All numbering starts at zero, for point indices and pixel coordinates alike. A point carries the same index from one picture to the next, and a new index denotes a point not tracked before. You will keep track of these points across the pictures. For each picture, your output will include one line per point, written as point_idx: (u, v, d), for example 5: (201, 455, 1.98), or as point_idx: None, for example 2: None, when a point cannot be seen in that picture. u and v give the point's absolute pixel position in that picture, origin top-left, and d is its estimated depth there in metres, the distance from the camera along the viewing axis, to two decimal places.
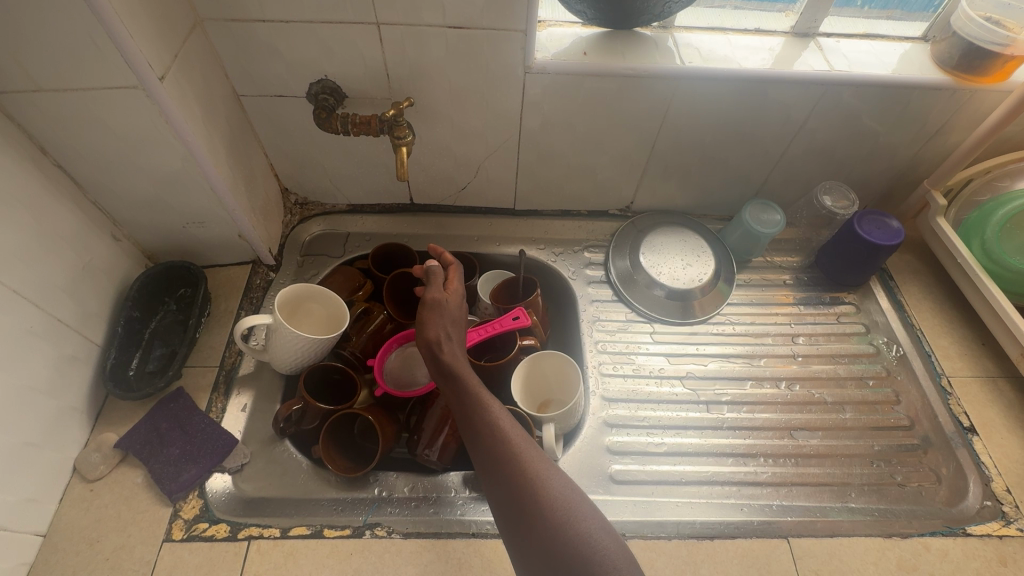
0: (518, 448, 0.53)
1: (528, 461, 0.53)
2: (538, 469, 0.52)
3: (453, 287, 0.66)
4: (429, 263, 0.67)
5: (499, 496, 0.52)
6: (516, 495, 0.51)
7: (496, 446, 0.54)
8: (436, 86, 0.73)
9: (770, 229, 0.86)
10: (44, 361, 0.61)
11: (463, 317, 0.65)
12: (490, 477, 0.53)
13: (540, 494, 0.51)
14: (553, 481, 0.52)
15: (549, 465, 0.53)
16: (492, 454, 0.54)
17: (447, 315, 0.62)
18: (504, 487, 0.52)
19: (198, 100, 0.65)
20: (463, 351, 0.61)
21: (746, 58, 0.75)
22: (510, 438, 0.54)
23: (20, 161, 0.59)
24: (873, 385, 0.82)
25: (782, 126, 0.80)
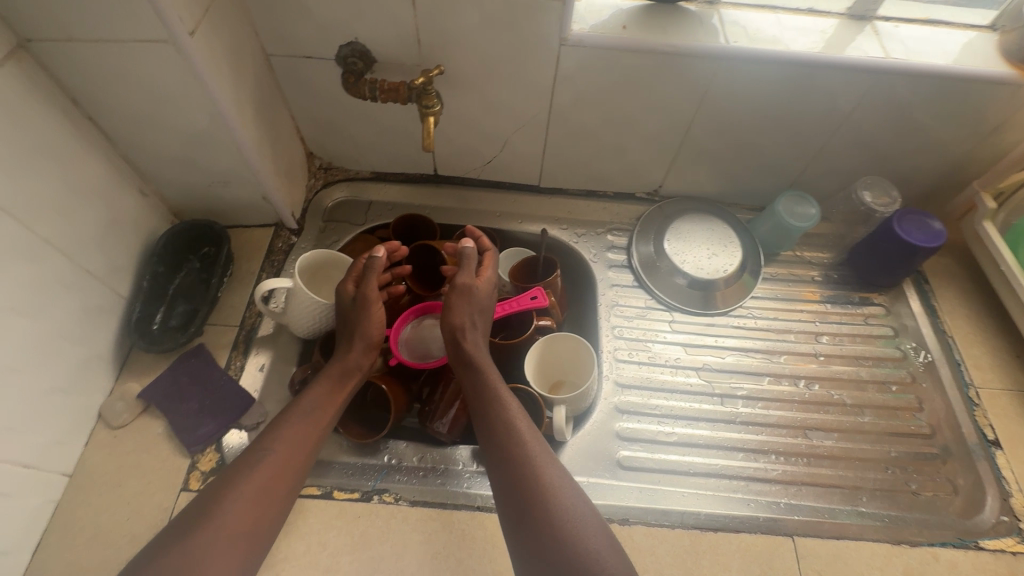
0: (532, 448, 0.57)
1: (541, 463, 0.56)
2: (550, 474, 0.55)
3: (485, 274, 0.69)
4: (466, 247, 0.68)
5: (506, 493, 0.55)
6: (523, 494, 0.54)
7: (511, 442, 0.57)
8: (468, 55, 0.71)
9: (803, 224, 0.83)
10: (73, 310, 0.63)
11: (490, 302, 0.68)
12: (499, 473, 0.56)
13: (547, 496, 0.53)
14: (563, 486, 0.54)
15: (552, 463, 0.56)
16: (506, 451, 0.57)
17: (476, 303, 0.66)
18: (512, 485, 0.55)
19: (228, 58, 0.64)
20: (484, 339, 0.66)
21: (795, 40, 0.71)
22: (526, 438, 0.57)
23: (52, 111, 0.59)
24: (896, 391, 0.80)
25: (827, 115, 0.76)
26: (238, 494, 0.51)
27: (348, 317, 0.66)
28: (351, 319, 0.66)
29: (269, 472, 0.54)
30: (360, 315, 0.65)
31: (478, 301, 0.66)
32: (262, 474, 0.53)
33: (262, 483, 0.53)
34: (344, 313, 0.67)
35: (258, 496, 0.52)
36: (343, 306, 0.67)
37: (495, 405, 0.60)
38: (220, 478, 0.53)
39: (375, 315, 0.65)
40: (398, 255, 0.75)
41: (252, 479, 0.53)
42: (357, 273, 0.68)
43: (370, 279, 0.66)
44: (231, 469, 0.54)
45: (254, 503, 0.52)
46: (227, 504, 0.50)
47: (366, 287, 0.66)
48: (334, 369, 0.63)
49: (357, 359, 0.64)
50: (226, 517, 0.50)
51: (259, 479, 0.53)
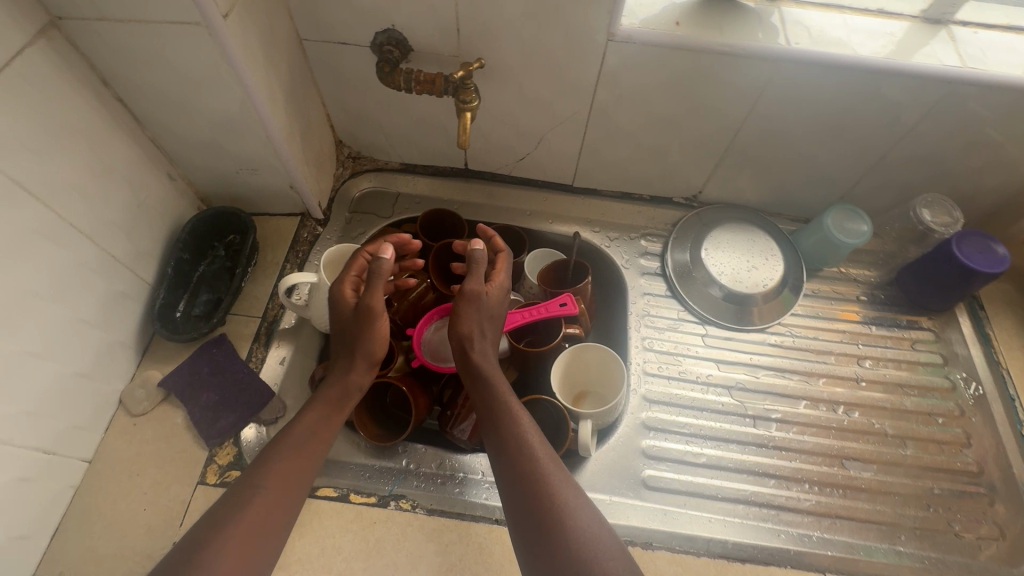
0: (546, 466, 0.54)
1: (556, 482, 0.53)
2: (562, 490, 0.52)
3: (497, 279, 0.65)
4: (477, 248, 0.63)
5: (518, 514, 0.52)
6: (538, 517, 0.50)
7: (524, 460, 0.54)
8: (509, 47, 0.67)
9: (853, 241, 0.78)
10: (97, 295, 0.62)
11: (501, 309, 0.65)
12: (511, 494, 0.53)
13: (564, 517, 0.50)
14: (578, 505, 0.51)
15: (564, 478, 0.54)
16: (518, 471, 0.54)
17: (485, 310, 0.63)
18: (526, 508, 0.52)
19: (261, 42, 0.61)
20: (493, 349, 0.63)
21: (862, 44, 0.66)
22: (540, 455, 0.55)
23: (82, 92, 0.58)
24: (942, 424, 0.75)
25: (888, 127, 0.71)
26: (229, 536, 0.47)
27: (346, 326, 0.62)
28: (353, 328, 0.61)
29: (264, 507, 0.50)
30: (362, 322, 0.61)
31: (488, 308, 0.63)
32: (253, 511, 0.49)
33: (254, 522, 0.49)
34: (343, 322, 0.62)
35: (250, 535, 0.48)
36: (341, 313, 0.63)
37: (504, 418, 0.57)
38: (208, 517, 0.49)
39: (381, 319, 0.61)
40: (408, 248, 0.72)
41: (244, 518, 0.48)
42: (356, 272, 0.64)
43: (374, 281, 0.60)
44: (219, 508, 0.49)
45: (247, 543, 0.47)
46: (216, 550, 0.46)
47: (370, 297, 0.60)
48: (334, 381, 0.61)
49: (358, 379, 0.61)
50: (218, 561, 0.45)
51: (251, 517, 0.49)
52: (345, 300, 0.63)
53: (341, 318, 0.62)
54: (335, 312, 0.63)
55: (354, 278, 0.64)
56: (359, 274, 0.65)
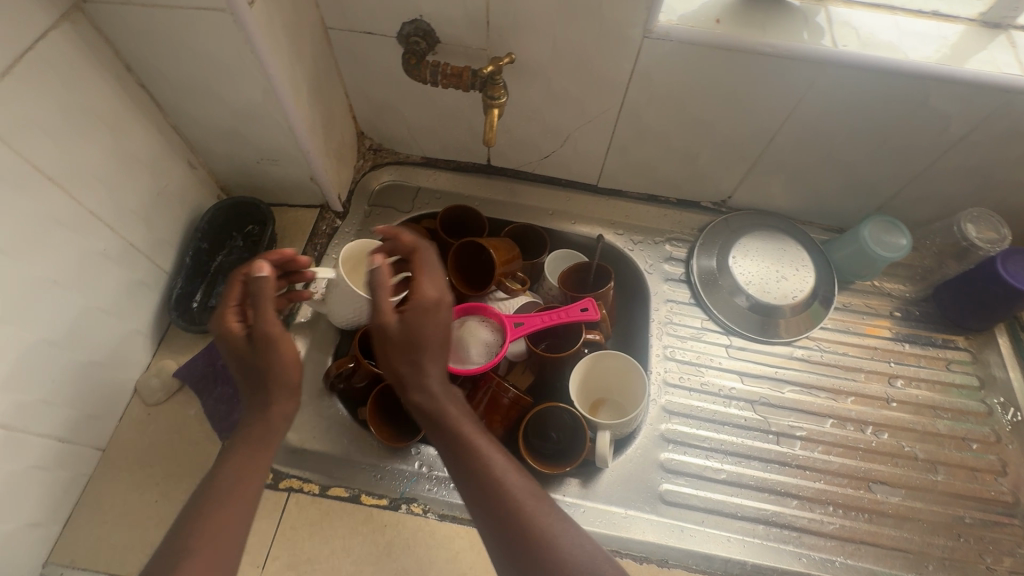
0: (527, 507, 0.48)
1: (539, 524, 0.47)
2: (529, 503, 0.48)
3: (422, 291, 0.53)
4: (376, 264, 0.52)
5: (497, 546, 0.47)
6: (518, 544, 0.46)
7: (499, 505, 0.48)
8: (540, 41, 0.65)
9: (892, 255, 0.75)
10: (115, 284, 0.62)
11: (442, 324, 0.53)
12: (484, 525, 0.48)
13: (547, 548, 0.46)
14: (570, 546, 0.46)
15: (529, 486, 0.49)
16: (496, 519, 0.47)
17: (415, 334, 0.52)
18: (507, 547, 0.47)
19: (286, 30, 0.60)
20: (436, 374, 0.53)
21: (913, 47, 0.62)
22: (516, 496, 0.48)
23: (106, 78, 0.57)
24: (976, 450, 0.73)
25: (936, 139, 0.68)
26: None
27: (248, 359, 0.52)
28: (259, 364, 0.51)
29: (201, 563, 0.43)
30: (265, 353, 0.51)
31: (421, 324, 0.52)
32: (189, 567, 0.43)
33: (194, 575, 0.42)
34: (242, 359, 0.52)
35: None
36: (236, 347, 0.52)
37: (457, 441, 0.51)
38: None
39: (286, 344, 0.51)
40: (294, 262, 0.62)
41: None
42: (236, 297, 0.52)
43: (258, 308, 0.50)
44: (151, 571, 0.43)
45: None
46: None
47: (264, 325, 0.50)
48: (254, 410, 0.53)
49: (280, 412, 0.52)
50: None
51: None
52: (236, 333, 0.52)
53: (239, 352, 0.52)
54: (228, 348, 0.52)
55: (235, 305, 0.53)
56: (244, 298, 0.53)
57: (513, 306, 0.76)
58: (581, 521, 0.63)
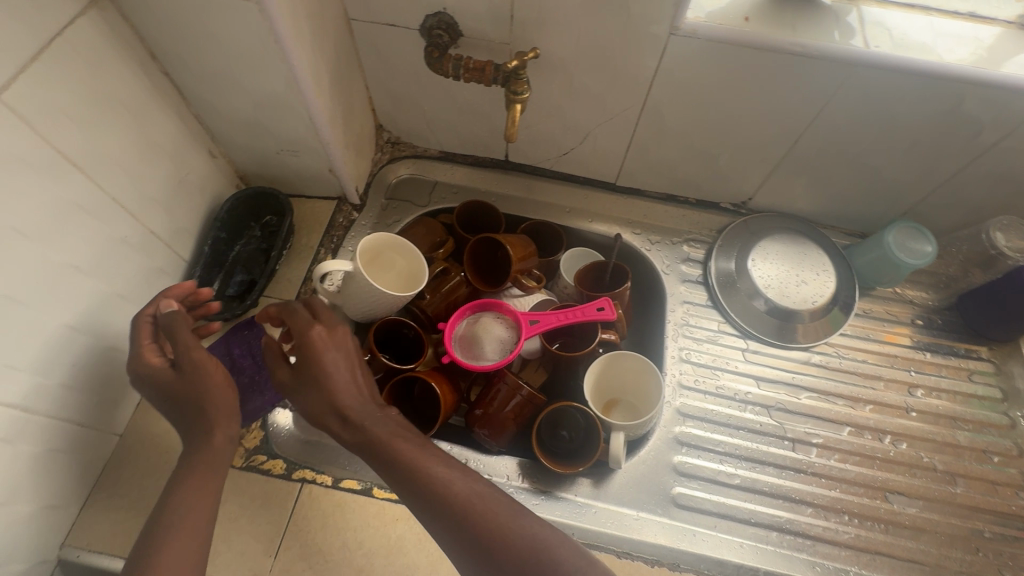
0: (472, 510, 0.48)
1: (498, 529, 0.47)
2: (457, 482, 0.50)
3: (301, 345, 0.55)
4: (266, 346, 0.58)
5: (449, 541, 0.48)
6: (464, 528, 0.47)
7: (444, 507, 0.48)
8: (564, 36, 0.64)
9: (917, 262, 0.73)
10: (135, 271, 0.62)
11: (336, 361, 0.55)
12: (433, 525, 0.49)
13: (486, 519, 0.47)
14: (513, 527, 0.47)
15: (452, 466, 0.52)
16: (436, 508, 0.49)
17: (317, 381, 0.55)
18: (456, 536, 0.47)
19: (309, 21, 0.60)
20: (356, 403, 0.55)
21: (947, 49, 0.61)
22: (464, 506, 0.48)
23: (130, 65, 0.57)
24: (997, 464, 0.72)
25: (967, 145, 0.66)
26: None
27: (173, 391, 0.54)
28: (186, 392, 0.54)
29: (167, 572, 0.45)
30: (195, 375, 0.54)
31: (316, 364, 0.55)
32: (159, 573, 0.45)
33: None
34: (172, 391, 0.54)
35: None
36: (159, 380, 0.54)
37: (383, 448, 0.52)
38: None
39: (212, 365, 0.54)
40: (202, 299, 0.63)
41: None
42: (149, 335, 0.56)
43: (174, 336, 0.54)
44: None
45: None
46: None
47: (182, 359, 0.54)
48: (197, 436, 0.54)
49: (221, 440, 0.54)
50: None
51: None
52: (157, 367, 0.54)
53: (166, 384, 0.54)
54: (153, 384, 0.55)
55: (145, 343, 0.56)
56: (156, 336, 0.57)
57: (528, 303, 0.76)
58: (592, 522, 0.63)
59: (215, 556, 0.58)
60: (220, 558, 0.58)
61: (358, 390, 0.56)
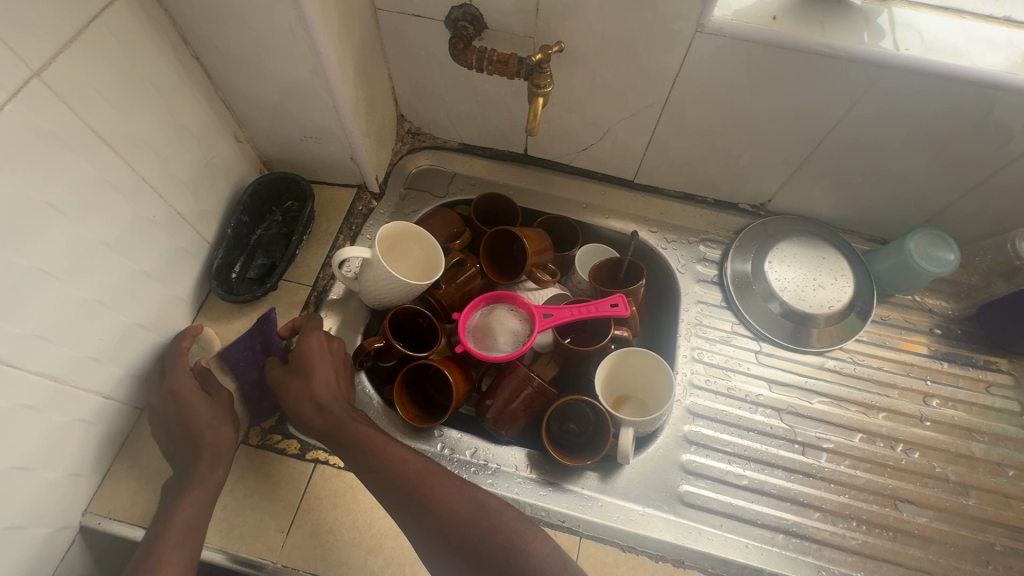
0: (423, 487, 0.54)
1: (440, 500, 0.53)
2: (412, 463, 0.56)
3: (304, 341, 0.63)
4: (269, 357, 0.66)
5: (408, 518, 0.54)
6: (419, 504, 0.53)
7: (400, 486, 0.54)
8: (589, 31, 0.64)
9: (936, 270, 0.72)
10: (161, 251, 0.64)
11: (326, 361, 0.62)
12: (393, 504, 0.54)
13: (436, 496, 0.54)
14: (458, 500, 0.54)
15: (406, 448, 0.57)
16: (393, 488, 0.54)
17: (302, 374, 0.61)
18: (412, 512, 0.53)
19: (337, 9, 0.60)
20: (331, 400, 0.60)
21: (980, 54, 0.59)
22: (417, 483, 0.54)
23: (163, 49, 0.59)
24: (1012, 477, 0.71)
25: (993, 153, 0.65)
26: None
27: (190, 419, 0.60)
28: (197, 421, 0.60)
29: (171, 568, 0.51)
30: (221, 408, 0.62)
31: (306, 358, 0.62)
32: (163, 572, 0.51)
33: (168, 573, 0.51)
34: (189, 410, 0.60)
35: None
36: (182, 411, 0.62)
37: (351, 435, 0.58)
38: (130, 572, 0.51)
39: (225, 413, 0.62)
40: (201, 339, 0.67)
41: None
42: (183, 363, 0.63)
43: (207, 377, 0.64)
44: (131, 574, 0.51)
45: None
46: None
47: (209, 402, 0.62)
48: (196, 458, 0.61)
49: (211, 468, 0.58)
50: None
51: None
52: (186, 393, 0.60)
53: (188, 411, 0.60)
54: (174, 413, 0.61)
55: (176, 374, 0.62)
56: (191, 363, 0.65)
57: (543, 297, 0.77)
58: (598, 516, 0.63)
59: (230, 530, 0.60)
60: (235, 532, 0.60)
61: (338, 390, 0.62)
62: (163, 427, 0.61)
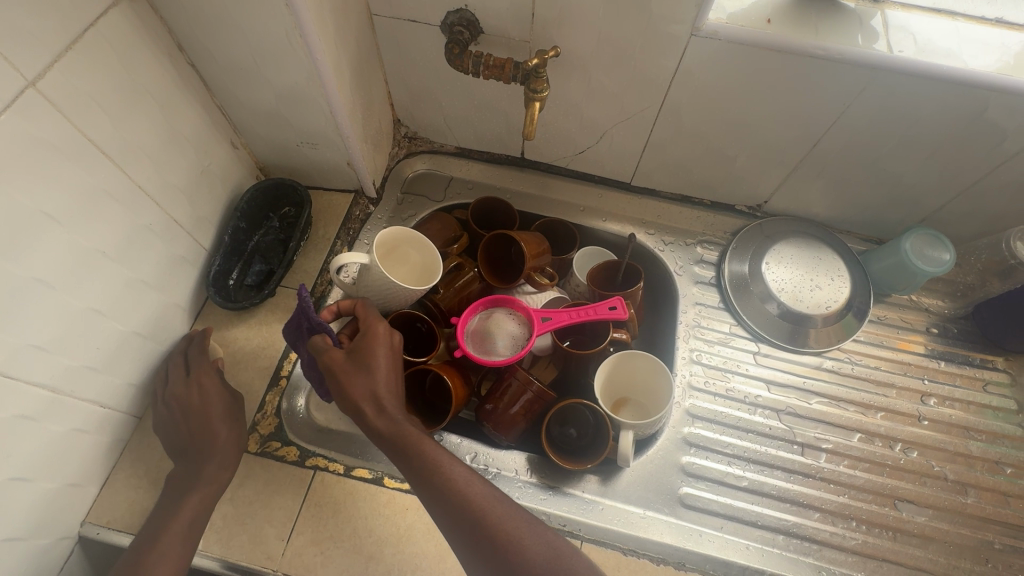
0: (491, 519, 0.50)
1: (508, 536, 0.49)
2: (478, 491, 0.51)
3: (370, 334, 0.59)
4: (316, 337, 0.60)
5: (471, 547, 0.49)
6: (485, 537, 0.49)
7: (465, 514, 0.50)
8: (585, 35, 0.64)
9: (933, 269, 0.72)
10: (158, 258, 0.63)
11: (390, 359, 0.58)
12: (456, 531, 0.50)
13: (503, 531, 0.49)
14: (529, 541, 0.48)
15: (472, 473, 0.53)
16: (459, 514, 0.50)
17: (365, 369, 0.57)
18: (478, 544, 0.49)
19: (333, 15, 0.60)
20: (392, 402, 0.56)
21: (973, 56, 0.60)
22: (482, 513, 0.50)
23: (159, 57, 0.59)
24: (1009, 475, 0.71)
25: (987, 154, 0.66)
26: None
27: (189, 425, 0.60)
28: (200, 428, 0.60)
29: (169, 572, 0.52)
30: (228, 407, 0.63)
31: (369, 355, 0.57)
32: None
33: None
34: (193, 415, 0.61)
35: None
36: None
37: (415, 448, 0.53)
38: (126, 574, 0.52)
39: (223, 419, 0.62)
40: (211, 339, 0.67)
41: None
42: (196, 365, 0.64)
43: (219, 376, 0.65)
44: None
45: None
46: None
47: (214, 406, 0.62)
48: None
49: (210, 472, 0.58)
50: None
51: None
52: (193, 391, 0.62)
53: (193, 411, 0.61)
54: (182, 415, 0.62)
55: (187, 374, 0.64)
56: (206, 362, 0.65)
57: (541, 300, 0.77)
58: (600, 519, 0.63)
59: (230, 538, 0.59)
60: (235, 540, 0.59)
61: (399, 392, 0.58)
62: (164, 436, 0.62)
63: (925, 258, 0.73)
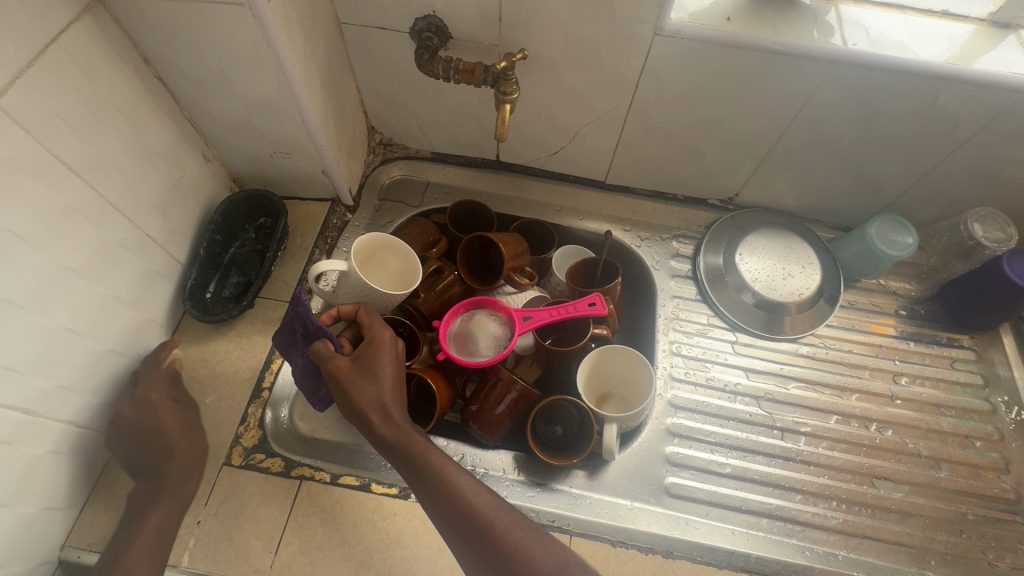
0: (497, 529, 0.51)
1: (515, 545, 0.50)
2: (484, 500, 0.52)
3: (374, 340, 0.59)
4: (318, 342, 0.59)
5: (476, 553, 0.51)
6: (491, 545, 0.50)
7: (471, 522, 0.51)
8: (551, 37, 0.65)
9: (897, 253, 0.75)
10: (131, 274, 0.63)
11: (395, 365, 0.58)
12: (461, 537, 0.52)
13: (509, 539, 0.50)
14: (533, 549, 0.50)
15: (476, 481, 0.54)
16: (466, 522, 0.51)
17: (371, 376, 0.57)
18: (483, 551, 0.50)
19: (301, 24, 0.61)
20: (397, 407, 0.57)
21: (923, 46, 0.63)
22: (488, 524, 0.51)
23: (124, 71, 0.58)
24: (979, 448, 0.74)
25: (941, 140, 0.68)
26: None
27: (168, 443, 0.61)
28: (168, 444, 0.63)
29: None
30: (205, 423, 0.64)
31: (375, 362, 0.57)
32: None
33: None
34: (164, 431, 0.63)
35: None
36: (176, 430, 0.63)
37: (422, 456, 0.54)
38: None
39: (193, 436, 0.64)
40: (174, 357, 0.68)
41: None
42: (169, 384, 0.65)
43: (196, 393, 0.65)
44: None
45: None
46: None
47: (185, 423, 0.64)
48: (178, 481, 0.61)
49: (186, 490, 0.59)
50: None
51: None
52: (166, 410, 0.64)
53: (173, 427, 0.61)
54: (164, 431, 0.62)
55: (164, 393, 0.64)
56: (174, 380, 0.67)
57: (521, 300, 0.78)
58: (588, 512, 0.64)
59: (217, 553, 0.59)
60: (221, 556, 0.59)
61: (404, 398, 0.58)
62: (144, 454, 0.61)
63: (889, 243, 0.76)
